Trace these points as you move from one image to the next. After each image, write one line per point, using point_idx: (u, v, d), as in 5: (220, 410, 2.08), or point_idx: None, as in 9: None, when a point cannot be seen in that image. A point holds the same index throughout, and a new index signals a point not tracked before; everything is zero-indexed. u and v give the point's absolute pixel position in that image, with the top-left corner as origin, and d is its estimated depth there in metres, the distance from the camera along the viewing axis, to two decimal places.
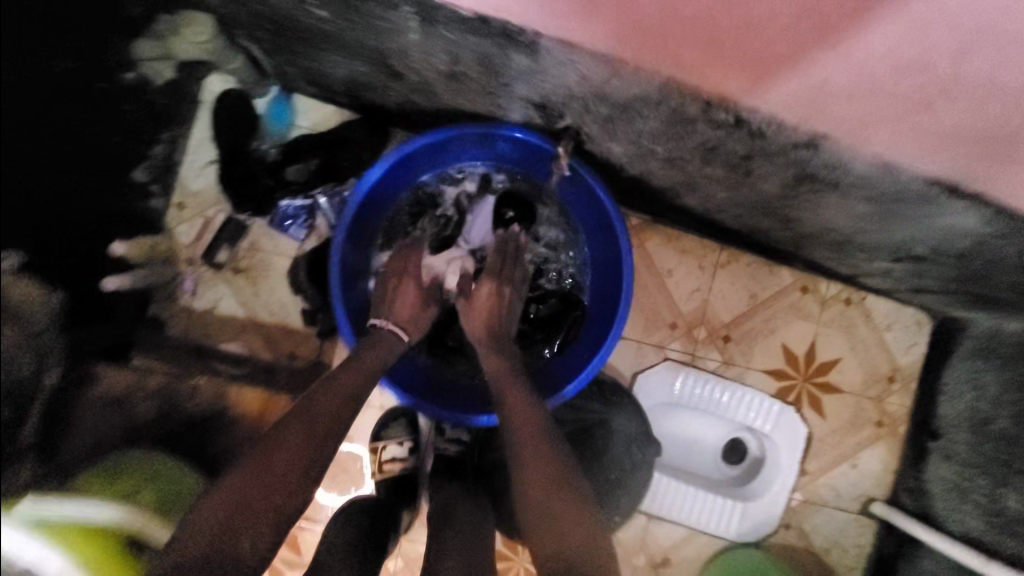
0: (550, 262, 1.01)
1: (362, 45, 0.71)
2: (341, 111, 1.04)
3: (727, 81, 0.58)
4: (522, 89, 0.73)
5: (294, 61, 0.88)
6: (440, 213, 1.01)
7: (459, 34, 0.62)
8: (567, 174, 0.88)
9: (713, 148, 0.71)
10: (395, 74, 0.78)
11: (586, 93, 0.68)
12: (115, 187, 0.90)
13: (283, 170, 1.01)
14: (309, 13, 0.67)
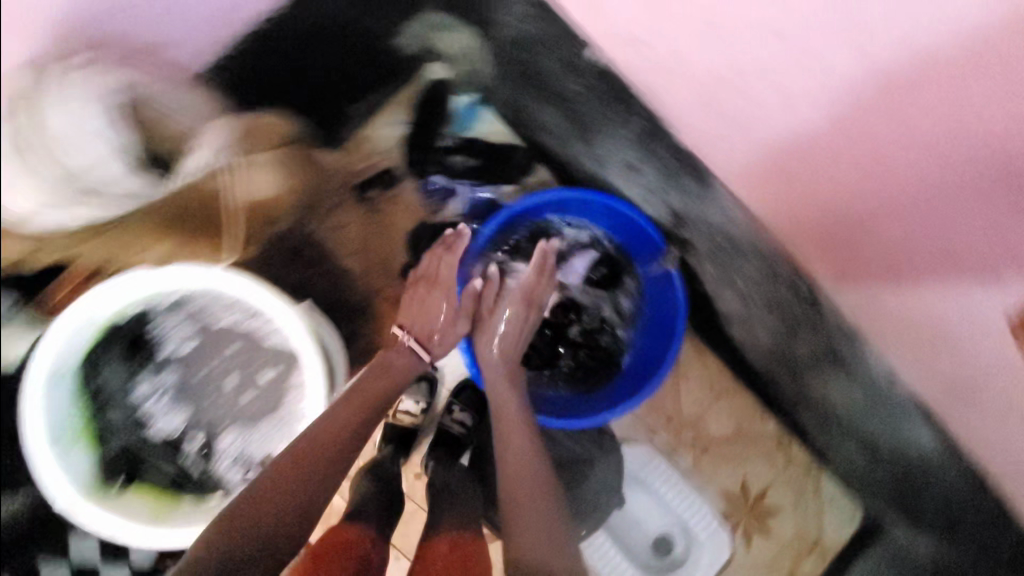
0: (611, 321, 1.20)
1: (584, 118, 1.00)
2: (511, 136, 1.21)
3: (822, 263, 0.89)
4: (674, 199, 1.00)
5: (515, 93, 1.11)
6: (547, 245, 1.20)
7: (658, 150, 0.95)
8: (661, 268, 1.09)
9: (778, 302, 0.97)
10: (589, 142, 1.04)
11: (721, 223, 0.95)
12: (339, 104, 1.17)
13: (450, 156, 1.23)
14: (568, 83, 0.99)
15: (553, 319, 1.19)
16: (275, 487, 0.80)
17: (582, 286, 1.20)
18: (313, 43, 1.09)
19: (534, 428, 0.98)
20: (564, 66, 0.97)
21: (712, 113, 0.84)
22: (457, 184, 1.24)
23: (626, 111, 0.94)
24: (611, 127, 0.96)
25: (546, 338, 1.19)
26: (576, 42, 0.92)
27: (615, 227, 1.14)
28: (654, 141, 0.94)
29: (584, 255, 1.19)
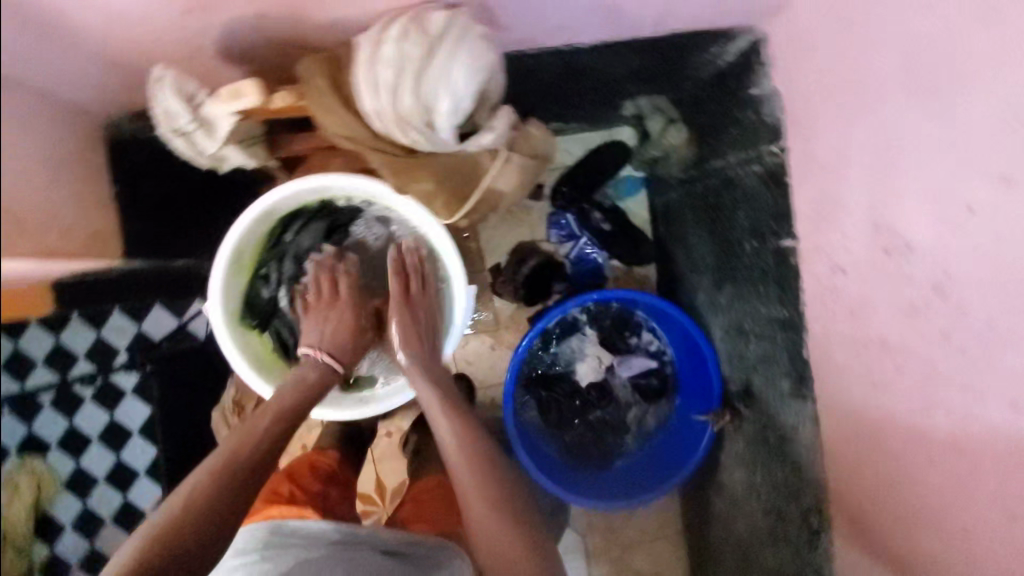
0: (629, 427, 1.27)
1: (733, 270, 1.04)
2: (648, 228, 1.38)
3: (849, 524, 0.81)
4: (753, 379, 1.03)
5: (685, 205, 1.20)
6: (622, 333, 1.28)
7: (782, 341, 0.92)
8: (702, 417, 1.16)
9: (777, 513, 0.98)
10: (719, 283, 1.11)
11: (775, 424, 0.97)
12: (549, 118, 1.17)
13: (593, 211, 1.33)
14: (747, 241, 0.97)
15: (590, 395, 1.27)
16: (183, 507, 0.69)
17: (626, 382, 1.28)
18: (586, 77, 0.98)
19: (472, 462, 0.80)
20: (752, 223, 0.95)
21: (842, 356, 0.78)
22: (583, 234, 1.32)
23: (783, 297, 0.90)
24: (752, 297, 0.99)
25: (574, 407, 1.27)
26: (787, 217, 0.85)
27: (690, 361, 1.21)
28: (789, 336, 0.90)
29: (645, 361, 1.27)
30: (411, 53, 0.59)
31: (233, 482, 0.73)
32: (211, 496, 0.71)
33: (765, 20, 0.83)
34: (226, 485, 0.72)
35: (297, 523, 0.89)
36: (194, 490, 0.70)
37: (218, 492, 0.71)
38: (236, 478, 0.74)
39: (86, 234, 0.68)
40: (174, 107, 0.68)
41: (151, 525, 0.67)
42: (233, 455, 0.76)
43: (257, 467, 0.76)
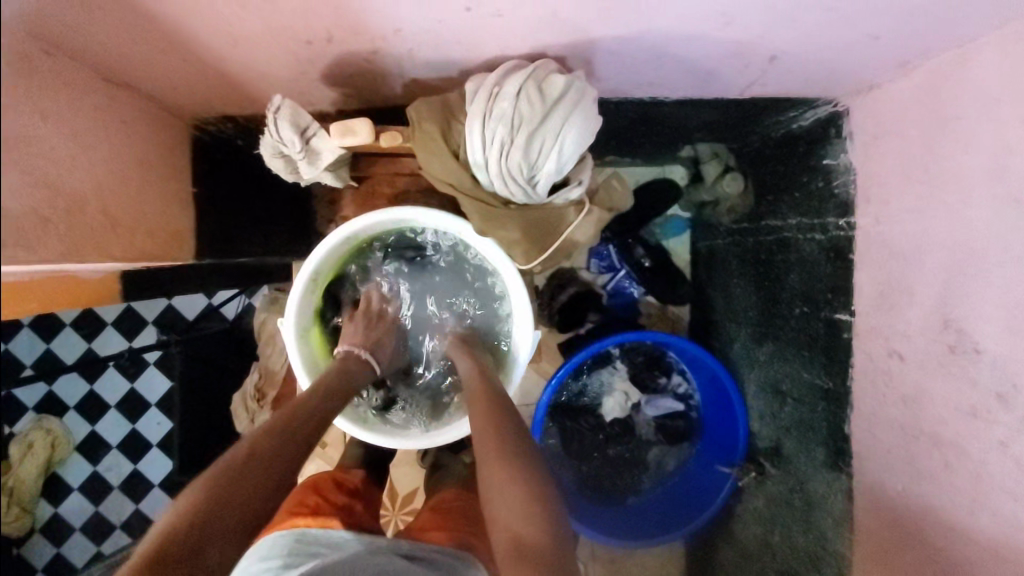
0: (648, 465, 1.28)
1: (776, 329, 1.04)
2: (688, 269, 1.33)
3: None
4: (788, 442, 1.02)
5: (733, 254, 1.19)
6: (651, 373, 1.29)
7: (822, 410, 0.93)
8: (724, 469, 1.16)
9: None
10: (761, 338, 1.10)
11: (807, 491, 0.96)
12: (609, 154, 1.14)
13: (637, 248, 1.31)
14: (801, 306, 0.96)
15: (613, 429, 1.28)
16: (218, 478, 0.62)
17: (649, 420, 1.29)
18: (659, 125, 0.97)
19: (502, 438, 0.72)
20: (804, 289, 0.95)
21: (890, 439, 0.78)
22: (622, 266, 1.30)
23: (829, 369, 0.91)
24: (793, 361, 0.99)
25: (596, 438, 1.28)
26: (846, 292, 0.86)
27: (717, 408, 1.22)
28: (831, 407, 0.90)
29: (670, 403, 1.28)
30: (527, 110, 0.57)
31: (270, 460, 0.66)
32: (247, 472, 0.64)
33: (847, 94, 0.82)
34: (258, 462, 0.65)
35: (318, 534, 0.85)
36: (228, 464, 0.64)
37: (253, 466, 0.64)
38: (273, 457, 0.67)
39: (166, 236, 0.69)
40: (287, 136, 0.63)
41: (187, 500, 0.60)
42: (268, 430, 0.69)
43: (291, 447, 0.69)
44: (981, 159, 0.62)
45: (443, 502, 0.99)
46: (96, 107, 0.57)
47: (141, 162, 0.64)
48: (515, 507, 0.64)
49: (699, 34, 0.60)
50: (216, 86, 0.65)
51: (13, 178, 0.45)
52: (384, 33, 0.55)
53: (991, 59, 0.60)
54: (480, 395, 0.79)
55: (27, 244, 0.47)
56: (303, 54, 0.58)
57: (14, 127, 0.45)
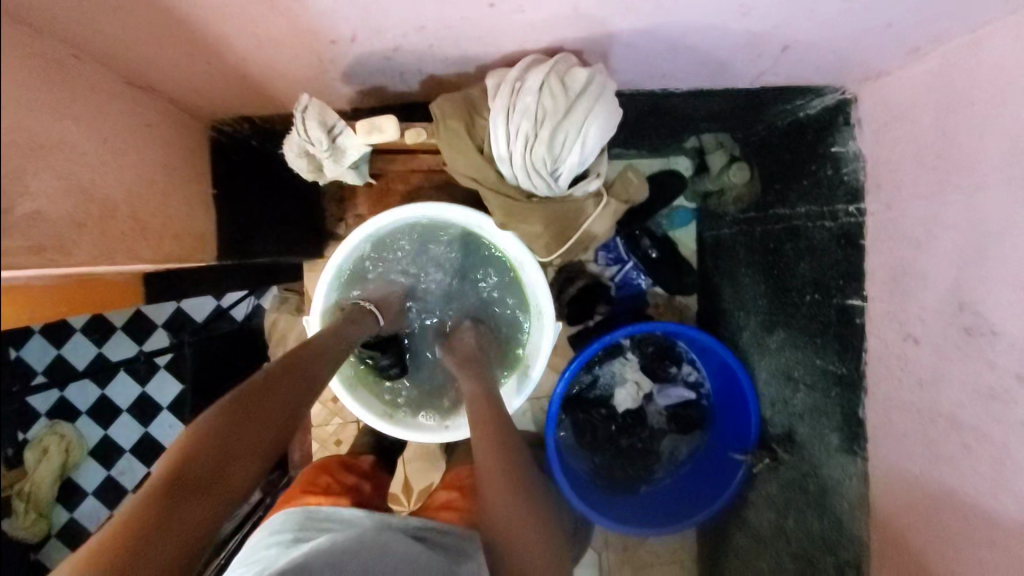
0: (659, 454, 1.30)
1: (787, 316, 1.06)
2: (694, 257, 1.36)
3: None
4: (802, 428, 1.03)
5: (741, 243, 1.20)
6: (663, 364, 1.30)
7: (835, 396, 0.94)
8: (736, 456, 1.17)
9: (810, 562, 0.99)
10: (772, 326, 1.11)
11: (821, 476, 0.97)
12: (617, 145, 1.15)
13: (644, 239, 1.31)
14: (812, 293, 0.98)
15: (625, 420, 1.29)
16: (239, 406, 0.67)
17: (661, 410, 1.30)
18: (668, 116, 0.98)
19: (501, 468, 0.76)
20: (815, 277, 0.97)
21: (903, 422, 0.79)
22: (629, 259, 1.29)
23: (841, 354, 0.92)
24: (805, 348, 1.00)
25: (608, 430, 1.29)
26: (857, 278, 0.87)
27: (728, 397, 1.23)
28: (845, 393, 0.91)
29: (681, 392, 1.29)
30: (550, 104, 0.58)
31: (284, 392, 0.71)
32: (264, 401, 0.69)
33: (856, 82, 0.83)
34: (274, 393, 0.70)
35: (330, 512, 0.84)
36: (246, 395, 0.68)
37: (269, 397, 0.69)
38: (285, 385, 0.72)
39: (191, 237, 0.69)
40: (315, 134, 0.63)
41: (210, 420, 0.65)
42: (284, 366, 0.73)
43: (305, 381, 0.74)
44: (993, 142, 0.62)
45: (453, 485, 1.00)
46: (122, 111, 0.58)
47: (164, 163, 0.64)
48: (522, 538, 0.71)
49: (715, 25, 0.61)
50: (236, 87, 0.66)
51: (42, 182, 0.46)
52: (406, 31, 0.56)
53: (1002, 43, 0.60)
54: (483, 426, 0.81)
55: (61, 249, 0.48)
56: (324, 54, 0.59)
57: (36, 130, 0.46)
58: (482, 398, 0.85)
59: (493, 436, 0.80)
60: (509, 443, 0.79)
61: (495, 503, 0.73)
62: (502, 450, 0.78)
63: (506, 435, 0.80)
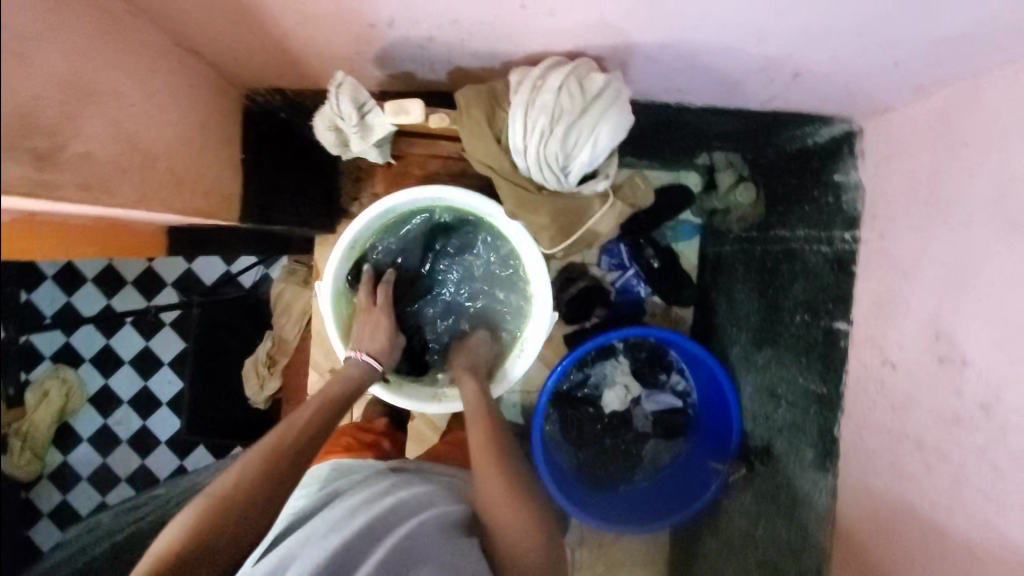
0: (641, 456, 1.33)
1: (776, 334, 1.09)
2: (694, 271, 1.40)
3: None
4: (780, 443, 1.07)
5: (740, 261, 1.23)
6: (652, 371, 1.33)
7: (814, 414, 0.97)
8: (714, 464, 1.22)
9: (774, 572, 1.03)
10: (762, 343, 1.14)
11: (795, 490, 1.01)
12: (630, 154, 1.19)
13: (647, 248, 1.34)
14: (803, 314, 1.01)
15: (611, 420, 1.33)
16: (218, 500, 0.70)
17: (647, 414, 1.34)
18: (682, 130, 1.02)
19: (492, 455, 0.85)
20: (807, 298, 1.00)
21: (874, 441, 0.83)
22: (631, 266, 1.32)
23: (824, 374, 0.95)
24: (790, 365, 1.04)
25: (594, 428, 1.32)
26: (846, 302, 0.91)
27: (713, 406, 1.27)
28: (823, 411, 0.95)
29: (667, 400, 1.33)
30: (568, 104, 0.62)
31: (258, 493, 0.73)
32: (237, 503, 0.71)
33: (862, 116, 0.86)
34: (246, 498, 0.71)
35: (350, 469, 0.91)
36: (223, 496, 0.71)
37: (242, 501, 0.71)
38: (261, 485, 0.73)
39: (219, 196, 0.73)
40: (346, 109, 0.67)
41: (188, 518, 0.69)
42: (264, 461, 0.75)
43: (282, 477, 0.75)
44: (982, 183, 0.66)
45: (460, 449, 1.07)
46: (170, 72, 0.62)
47: (200, 124, 0.68)
48: (508, 536, 0.78)
49: (731, 47, 0.64)
50: (275, 59, 0.70)
51: (95, 127, 0.50)
52: (440, 23, 0.59)
53: (997, 91, 0.64)
54: (483, 427, 0.87)
55: (107, 189, 0.52)
56: (361, 36, 0.63)
57: (86, 76, 0.49)
58: (482, 402, 0.89)
59: (489, 440, 0.86)
60: (503, 450, 0.86)
61: (485, 497, 0.81)
62: (496, 454, 0.85)
63: (501, 442, 0.86)
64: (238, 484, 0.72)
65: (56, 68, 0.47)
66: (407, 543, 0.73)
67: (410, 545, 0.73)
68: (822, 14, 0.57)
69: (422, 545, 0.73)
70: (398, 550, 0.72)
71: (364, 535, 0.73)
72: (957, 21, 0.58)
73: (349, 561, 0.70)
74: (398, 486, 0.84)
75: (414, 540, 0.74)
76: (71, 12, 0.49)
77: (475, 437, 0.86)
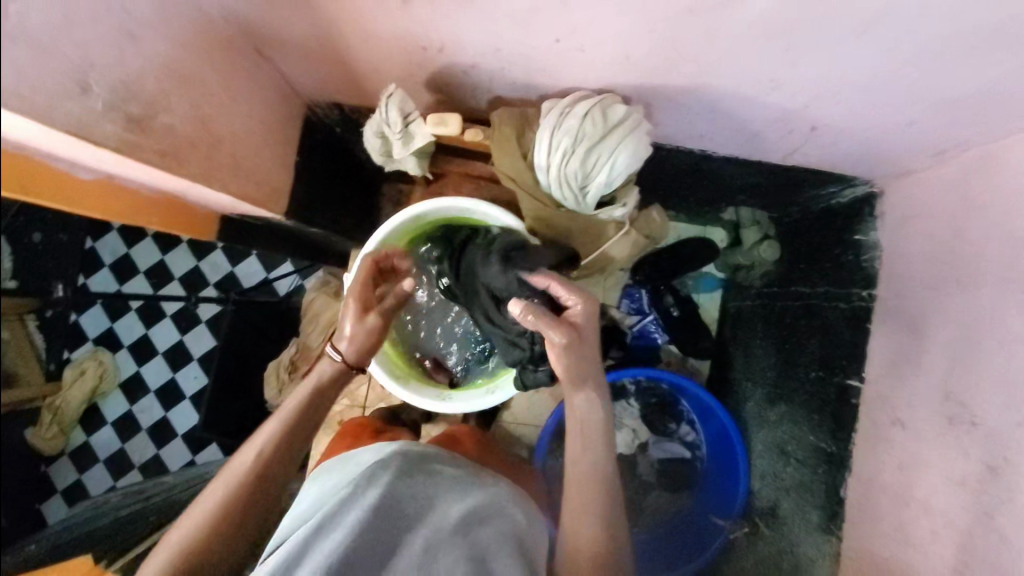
0: (643, 507, 1.28)
1: (789, 390, 1.08)
2: (715, 325, 1.38)
3: None
4: (786, 504, 1.03)
5: (760, 315, 1.23)
6: (662, 421, 1.32)
7: (823, 474, 0.95)
8: (718, 522, 1.18)
9: None
10: (774, 399, 1.13)
11: (802, 555, 0.97)
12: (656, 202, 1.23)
13: (667, 295, 1.34)
14: (817, 371, 1.00)
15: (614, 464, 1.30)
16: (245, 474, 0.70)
17: (653, 464, 1.31)
18: (707, 180, 1.06)
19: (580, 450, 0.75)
20: (823, 354, 0.99)
21: (881, 504, 0.82)
22: (651, 312, 1.33)
23: (835, 433, 0.94)
24: (802, 423, 1.02)
25: None
26: (860, 359, 0.91)
27: (724, 460, 1.22)
28: (832, 471, 0.93)
29: (673, 450, 1.30)
30: (590, 128, 0.68)
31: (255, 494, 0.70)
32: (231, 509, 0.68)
33: (883, 177, 0.89)
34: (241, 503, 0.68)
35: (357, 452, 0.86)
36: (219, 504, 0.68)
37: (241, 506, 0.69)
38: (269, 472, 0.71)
39: (269, 189, 0.80)
40: (392, 117, 0.74)
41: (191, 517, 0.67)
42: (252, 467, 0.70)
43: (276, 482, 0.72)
44: (990, 243, 0.68)
45: (465, 441, 1.04)
46: (247, 73, 0.71)
47: (267, 123, 0.77)
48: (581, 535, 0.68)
49: (748, 95, 0.70)
50: (339, 74, 0.79)
51: (180, 105, 0.59)
52: (485, 51, 0.67)
53: (1012, 158, 0.66)
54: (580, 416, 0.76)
55: (178, 161, 0.60)
56: (414, 57, 0.71)
57: (182, 63, 0.59)
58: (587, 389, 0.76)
59: (584, 442, 0.75)
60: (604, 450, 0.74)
61: (570, 512, 0.71)
62: (585, 450, 0.75)
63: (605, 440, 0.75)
64: (229, 492, 0.68)
65: (160, 54, 0.56)
66: (429, 549, 0.64)
67: (432, 549, 0.64)
68: (835, 69, 0.63)
69: (446, 549, 0.65)
70: (419, 553, 0.63)
71: (373, 534, 0.63)
72: (957, 87, 0.63)
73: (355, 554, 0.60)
74: (414, 480, 0.75)
75: (436, 543, 0.65)
76: (179, 12, 0.58)
77: (571, 439, 0.76)
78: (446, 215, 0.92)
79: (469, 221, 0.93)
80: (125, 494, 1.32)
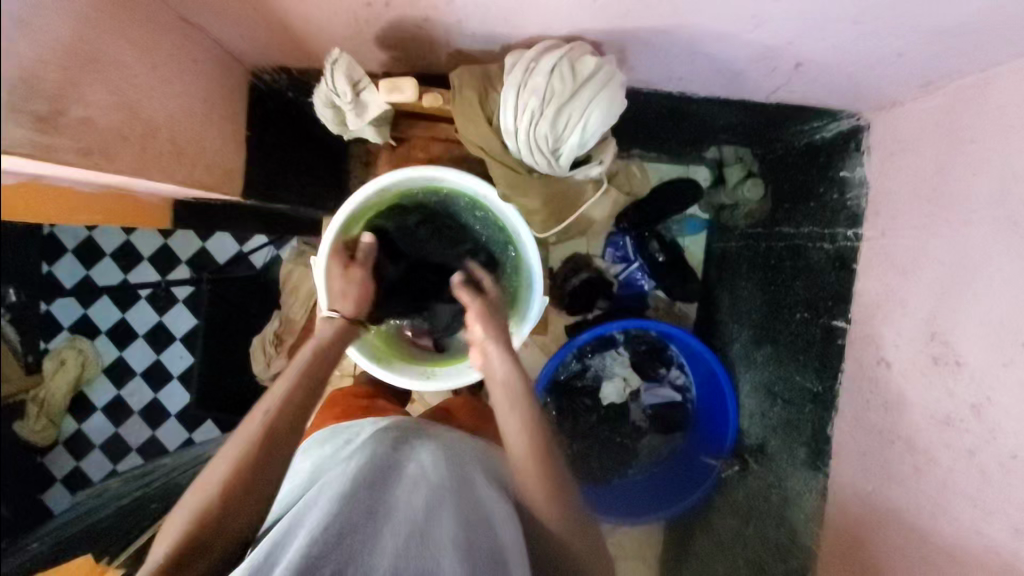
0: (636, 451, 1.31)
1: (776, 333, 1.07)
2: (700, 268, 1.35)
3: None
4: (772, 443, 1.06)
5: (742, 255, 1.21)
6: (652, 367, 1.32)
7: (809, 413, 0.97)
8: (708, 462, 1.21)
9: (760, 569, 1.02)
10: (761, 337, 1.13)
11: (789, 490, 1.00)
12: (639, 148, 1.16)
13: (653, 241, 1.30)
14: (803, 313, 0.99)
15: (608, 412, 1.31)
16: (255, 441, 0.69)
17: (647, 410, 1.32)
18: (688, 121, 1.00)
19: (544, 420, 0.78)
20: (807, 295, 0.99)
21: (866, 442, 0.83)
22: (636, 259, 1.29)
23: (820, 373, 0.94)
24: (789, 363, 1.03)
25: (590, 420, 1.30)
26: (845, 300, 0.89)
27: (711, 400, 1.25)
28: (817, 409, 0.95)
29: (663, 392, 1.32)
30: (559, 86, 0.66)
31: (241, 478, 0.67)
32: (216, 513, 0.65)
33: (870, 109, 0.85)
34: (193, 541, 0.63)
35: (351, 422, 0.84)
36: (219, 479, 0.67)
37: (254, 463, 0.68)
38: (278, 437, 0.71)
39: (219, 170, 0.75)
40: (341, 86, 0.71)
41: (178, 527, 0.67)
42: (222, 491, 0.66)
43: (237, 521, 0.66)
44: (978, 178, 0.65)
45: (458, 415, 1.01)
46: (176, 46, 0.65)
47: (207, 101, 0.71)
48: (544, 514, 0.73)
49: (726, 34, 0.66)
50: (280, 37, 0.72)
51: (97, 94, 0.53)
52: (438, 3, 0.62)
53: (1006, 85, 0.62)
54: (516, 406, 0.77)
55: (106, 156, 0.54)
56: (361, 14, 0.65)
57: (94, 45, 0.52)
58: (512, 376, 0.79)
59: (543, 470, 0.73)
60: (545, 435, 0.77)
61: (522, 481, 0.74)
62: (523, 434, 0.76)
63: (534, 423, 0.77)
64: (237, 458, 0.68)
65: (63, 38, 0.49)
66: (427, 517, 0.61)
67: (431, 515, 0.61)
68: (819, 2, 0.59)
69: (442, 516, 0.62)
70: (418, 519, 0.60)
71: (369, 505, 0.61)
72: (954, 13, 0.59)
73: (346, 524, 0.58)
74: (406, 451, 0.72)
75: (435, 510, 0.63)
76: None
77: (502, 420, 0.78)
78: (415, 184, 0.89)
79: (439, 188, 0.91)
80: (125, 480, 1.33)
